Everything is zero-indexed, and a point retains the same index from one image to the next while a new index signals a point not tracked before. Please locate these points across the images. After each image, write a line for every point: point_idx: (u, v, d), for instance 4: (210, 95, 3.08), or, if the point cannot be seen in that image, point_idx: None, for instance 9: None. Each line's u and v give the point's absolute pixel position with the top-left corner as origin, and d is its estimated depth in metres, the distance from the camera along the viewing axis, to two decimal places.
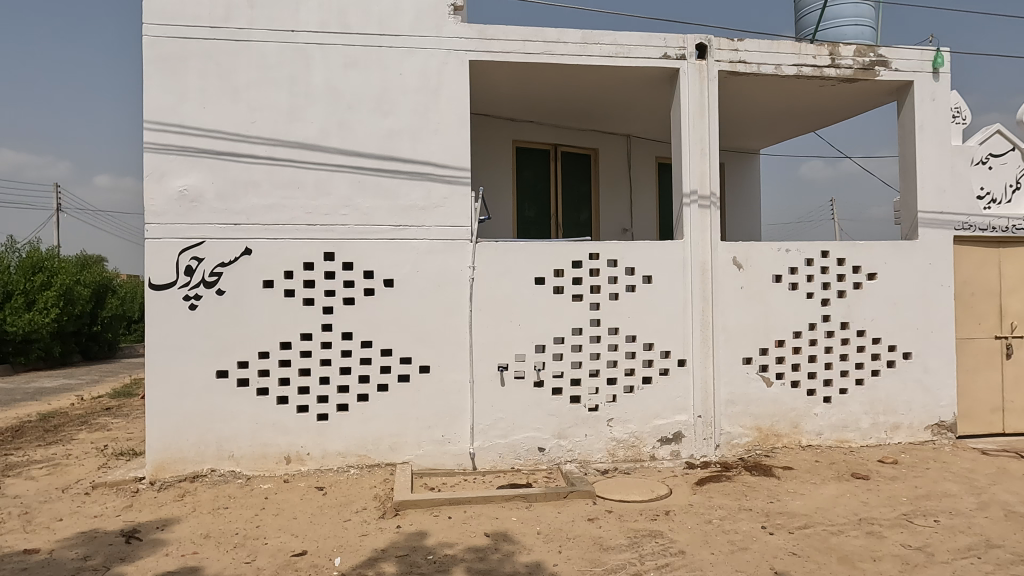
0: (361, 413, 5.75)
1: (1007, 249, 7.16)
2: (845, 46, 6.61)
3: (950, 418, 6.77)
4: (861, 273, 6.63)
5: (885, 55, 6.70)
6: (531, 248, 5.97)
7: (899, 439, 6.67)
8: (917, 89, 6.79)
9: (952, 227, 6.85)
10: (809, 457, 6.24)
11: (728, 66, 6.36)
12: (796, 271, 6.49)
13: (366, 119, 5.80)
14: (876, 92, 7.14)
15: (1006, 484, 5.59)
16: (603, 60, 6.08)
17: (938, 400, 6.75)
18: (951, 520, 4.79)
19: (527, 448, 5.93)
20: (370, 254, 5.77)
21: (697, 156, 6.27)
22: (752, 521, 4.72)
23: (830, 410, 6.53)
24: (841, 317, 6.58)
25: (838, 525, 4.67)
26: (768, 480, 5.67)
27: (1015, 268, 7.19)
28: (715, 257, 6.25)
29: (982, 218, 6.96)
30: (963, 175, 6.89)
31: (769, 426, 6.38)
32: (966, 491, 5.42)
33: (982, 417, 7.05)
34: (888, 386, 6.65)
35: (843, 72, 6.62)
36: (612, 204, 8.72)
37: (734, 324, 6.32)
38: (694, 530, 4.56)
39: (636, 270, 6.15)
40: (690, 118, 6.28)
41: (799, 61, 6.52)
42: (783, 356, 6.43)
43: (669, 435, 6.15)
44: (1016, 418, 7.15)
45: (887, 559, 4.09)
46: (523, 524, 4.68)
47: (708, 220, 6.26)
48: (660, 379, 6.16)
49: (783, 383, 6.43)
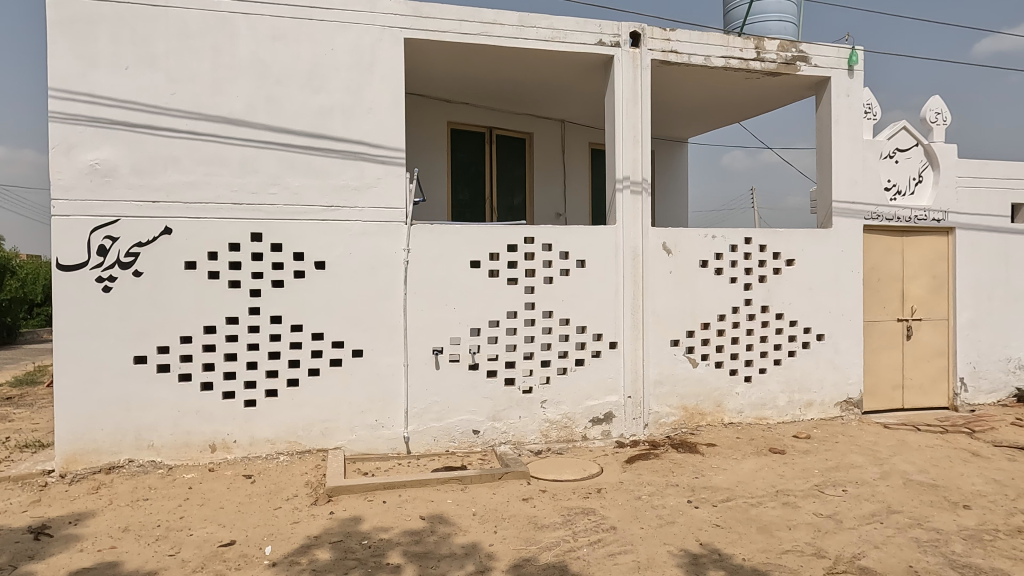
0: (291, 398, 5.59)
1: (909, 238, 7.70)
2: (770, 40, 6.87)
3: (857, 395, 7.26)
4: (780, 258, 6.97)
5: (806, 50, 7.01)
6: (466, 232, 5.94)
7: (812, 415, 7.11)
8: (834, 85, 7.16)
9: (863, 217, 7.30)
10: (731, 434, 6.56)
11: (660, 55, 6.50)
12: (721, 257, 6.76)
13: (296, 95, 5.58)
14: (797, 86, 7.48)
15: (904, 455, 6.07)
16: (539, 44, 6.08)
17: (847, 378, 7.22)
18: (857, 489, 5.16)
19: (462, 431, 5.95)
20: (301, 235, 5.59)
21: (630, 142, 6.40)
22: (678, 496, 4.92)
23: (750, 389, 6.87)
24: (761, 301, 6.91)
25: (757, 496, 4.94)
26: (693, 456, 5.93)
27: (916, 255, 7.73)
28: (646, 242, 6.42)
29: (889, 208, 7.45)
30: (873, 168, 7.33)
31: (694, 405, 6.65)
32: (870, 462, 5.85)
33: (885, 394, 7.61)
34: (802, 366, 7.05)
35: (767, 65, 6.89)
36: (546, 188, 8.79)
37: (663, 307, 6.53)
38: (624, 506, 4.71)
39: (570, 254, 6.24)
40: (624, 104, 6.38)
41: (727, 53, 6.74)
42: (708, 338, 6.70)
43: (600, 416, 6.31)
44: (914, 394, 7.75)
45: (801, 527, 4.37)
46: (459, 506, 4.70)
47: (640, 206, 6.40)
48: (592, 361, 6.30)
49: (708, 364, 6.71)
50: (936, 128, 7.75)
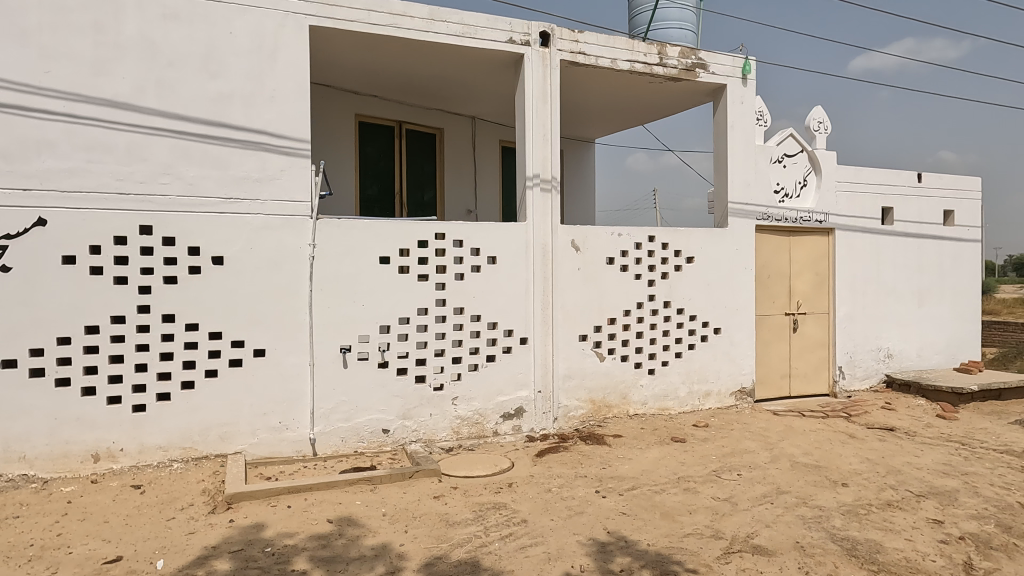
0: (186, 402, 5.26)
1: (796, 237, 8.28)
2: (671, 47, 7.17)
3: (750, 385, 7.74)
4: (681, 256, 7.30)
5: (704, 58, 7.36)
6: (375, 227, 5.81)
7: (710, 405, 7.49)
8: (729, 92, 7.57)
9: (755, 217, 7.77)
10: (635, 425, 6.80)
11: (569, 55, 6.63)
12: (627, 254, 7.00)
13: (190, 80, 5.24)
14: (696, 92, 7.85)
15: (792, 439, 6.53)
16: (450, 39, 6.03)
17: (741, 368, 7.68)
18: (750, 472, 5.49)
19: (371, 431, 5.82)
20: (196, 228, 5.26)
21: (540, 140, 6.48)
22: (586, 487, 5.05)
23: (653, 381, 7.16)
24: (664, 296, 7.21)
25: (660, 484, 5.15)
26: (600, 448, 6.11)
27: (801, 253, 8.33)
28: (555, 239, 6.53)
29: (778, 210, 7.98)
30: (764, 171, 7.83)
31: (601, 398, 6.84)
32: (761, 447, 6.24)
33: (774, 383, 8.15)
34: (701, 358, 7.42)
35: (669, 71, 7.19)
36: (456, 185, 8.75)
37: (572, 303, 6.67)
38: (535, 499, 4.78)
39: (481, 250, 6.25)
40: (534, 102, 6.46)
41: (631, 57, 6.97)
42: (614, 333, 6.91)
43: (511, 411, 6.36)
44: (800, 383, 8.34)
45: (700, 511, 4.59)
46: (368, 507, 4.59)
47: (549, 203, 6.51)
48: (503, 357, 6.34)
49: (614, 357, 6.92)
50: (819, 137, 8.38)
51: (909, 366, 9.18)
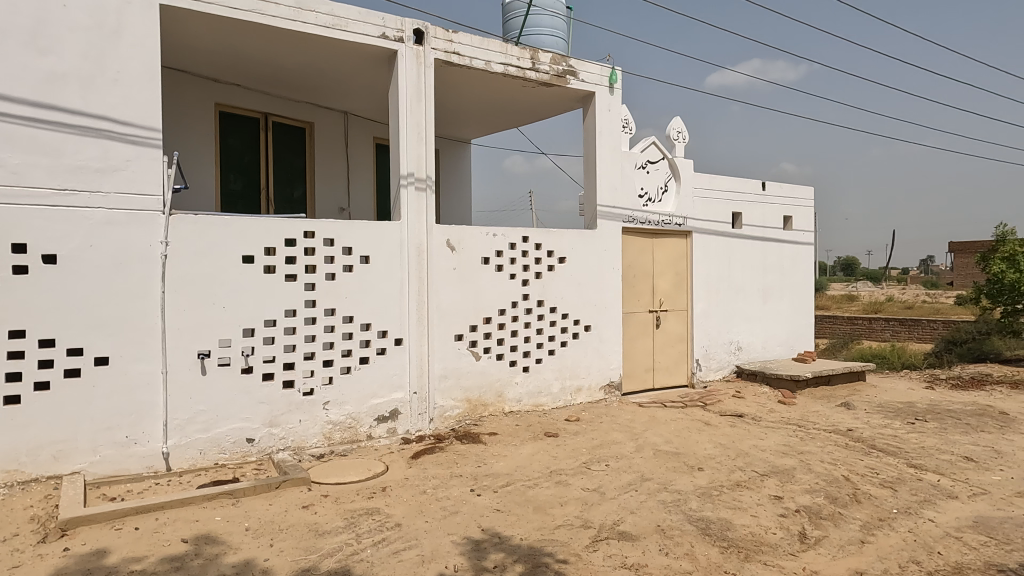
0: (11, 419, 4.65)
1: (658, 239, 8.82)
2: (543, 53, 7.37)
3: (618, 379, 8.14)
4: (554, 256, 7.53)
5: (574, 66, 7.64)
6: (237, 224, 5.46)
7: (581, 399, 7.79)
8: (598, 100, 7.91)
9: (621, 220, 8.19)
10: (510, 422, 6.92)
11: (443, 55, 6.61)
12: (502, 254, 7.10)
13: (14, 54, 4.63)
14: (567, 98, 8.13)
15: (655, 429, 6.94)
16: (319, 29, 5.81)
17: (610, 363, 8.06)
18: (617, 462, 5.77)
19: (233, 441, 5.46)
20: (23, 223, 4.67)
21: (414, 139, 6.41)
22: (461, 486, 5.06)
23: (528, 379, 7.32)
24: (537, 295, 7.40)
25: (533, 478, 5.28)
26: (476, 446, 6.15)
27: (663, 254, 8.89)
28: (430, 239, 6.50)
29: (642, 213, 8.45)
30: (629, 176, 8.27)
31: (477, 397, 6.89)
32: (628, 438, 6.58)
33: (639, 376, 8.62)
34: (573, 355, 7.70)
35: (541, 76, 7.39)
36: (328, 182, 8.44)
37: (448, 303, 6.67)
38: (409, 502, 4.72)
39: (353, 250, 6.07)
40: (408, 100, 6.37)
41: (505, 60, 7.08)
42: (490, 332, 6.99)
43: (385, 414, 6.24)
44: (663, 375, 8.89)
45: (571, 503, 4.76)
46: (229, 522, 4.31)
47: (424, 202, 6.46)
48: (377, 359, 6.20)
49: (490, 356, 7.00)
50: (677, 145, 8.99)
51: (756, 357, 10.09)
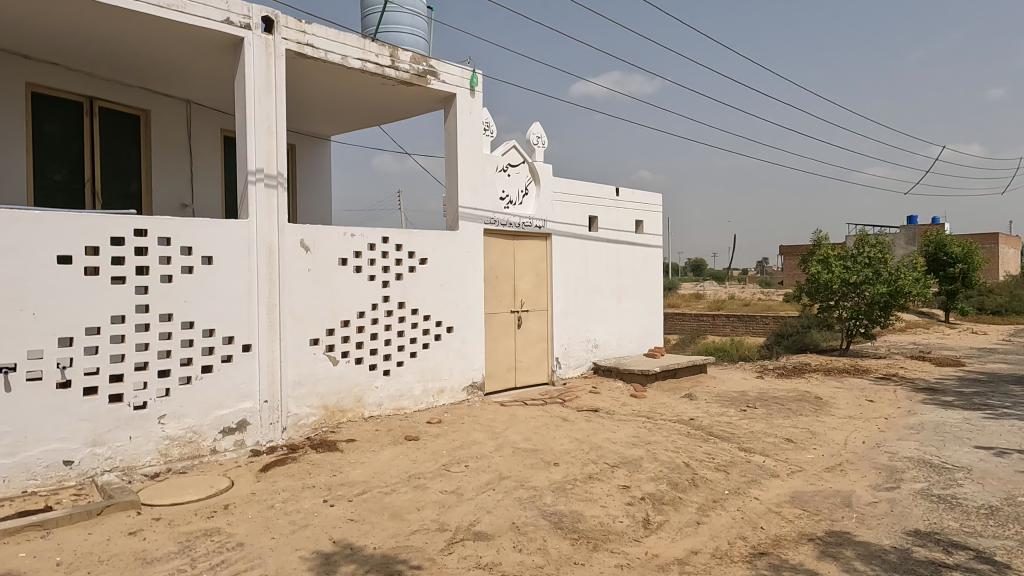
0: None
1: (519, 241, 9.01)
2: (403, 51, 7.26)
3: (480, 379, 8.22)
4: (415, 257, 7.45)
5: (435, 66, 7.60)
6: (51, 220, 4.82)
7: (444, 401, 7.77)
8: (459, 102, 7.93)
9: (483, 221, 8.28)
10: (370, 427, 6.74)
11: (296, 46, 6.31)
12: (360, 255, 6.91)
13: None
14: (429, 98, 8.07)
15: (515, 427, 7.07)
16: (152, 9, 5.30)
17: (472, 364, 8.11)
18: (476, 463, 5.81)
19: (47, 465, 4.82)
20: None
21: (263, 133, 6.05)
22: (314, 497, 4.85)
23: (389, 382, 7.18)
24: (398, 297, 7.28)
25: (390, 485, 5.17)
26: (331, 455, 5.92)
27: (524, 256, 9.09)
28: (282, 239, 6.17)
29: (503, 215, 8.60)
30: (490, 179, 8.38)
31: (334, 403, 6.64)
32: (488, 437, 6.65)
33: (501, 375, 8.75)
34: (435, 356, 7.66)
35: (401, 75, 7.27)
36: (167, 175, 7.75)
37: (302, 306, 6.37)
38: (255, 519, 4.43)
39: (194, 250, 5.60)
40: (256, 91, 6.00)
41: (363, 56, 6.89)
42: (348, 335, 6.78)
43: (232, 425, 5.82)
44: (524, 374, 9.09)
45: (427, 507, 4.72)
46: (37, 559, 3.80)
47: (275, 200, 6.11)
48: (222, 367, 5.78)
49: (348, 361, 6.78)
50: (537, 150, 9.26)
51: (611, 354, 10.62)
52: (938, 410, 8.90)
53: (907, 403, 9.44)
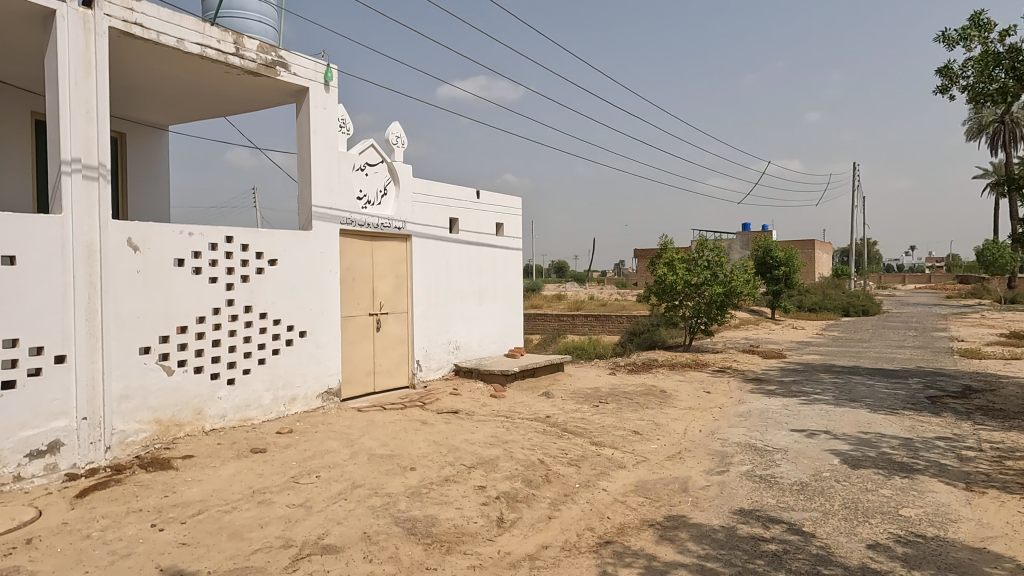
0: None
1: (378, 242, 8.81)
2: (248, 39, 6.82)
3: (336, 385, 7.92)
4: (263, 258, 7.02)
5: (285, 57, 7.22)
6: None
7: (296, 409, 7.38)
8: (312, 96, 7.60)
9: (338, 221, 7.99)
10: (211, 441, 6.23)
11: (122, 24, 5.70)
12: (200, 255, 6.39)
13: None
14: (279, 91, 7.65)
15: (371, 433, 6.88)
16: None
17: (327, 370, 7.80)
18: (328, 472, 5.58)
19: None
20: None
21: (80, 118, 5.40)
22: (139, 523, 4.39)
23: (234, 392, 6.70)
24: (244, 301, 6.82)
25: (231, 502, 4.82)
26: (164, 474, 5.40)
27: (383, 257, 8.91)
28: (104, 237, 5.54)
29: (360, 216, 8.36)
30: (347, 178, 8.12)
31: (169, 417, 6.07)
32: (343, 445, 6.41)
33: (359, 380, 8.49)
34: (286, 363, 7.27)
35: (247, 64, 6.82)
36: None
37: (129, 312, 5.76)
38: (65, 552, 3.92)
39: None
40: (72, 71, 5.33)
41: (202, 41, 6.38)
42: (185, 343, 6.23)
43: (41, 448, 5.05)
44: (383, 378, 8.89)
45: (272, 523, 4.45)
46: None
47: (95, 194, 5.47)
48: (29, 381, 5.01)
49: (185, 370, 6.23)
50: (397, 150, 9.11)
51: (472, 355, 10.70)
52: (763, 398, 9.90)
53: (738, 393, 10.41)
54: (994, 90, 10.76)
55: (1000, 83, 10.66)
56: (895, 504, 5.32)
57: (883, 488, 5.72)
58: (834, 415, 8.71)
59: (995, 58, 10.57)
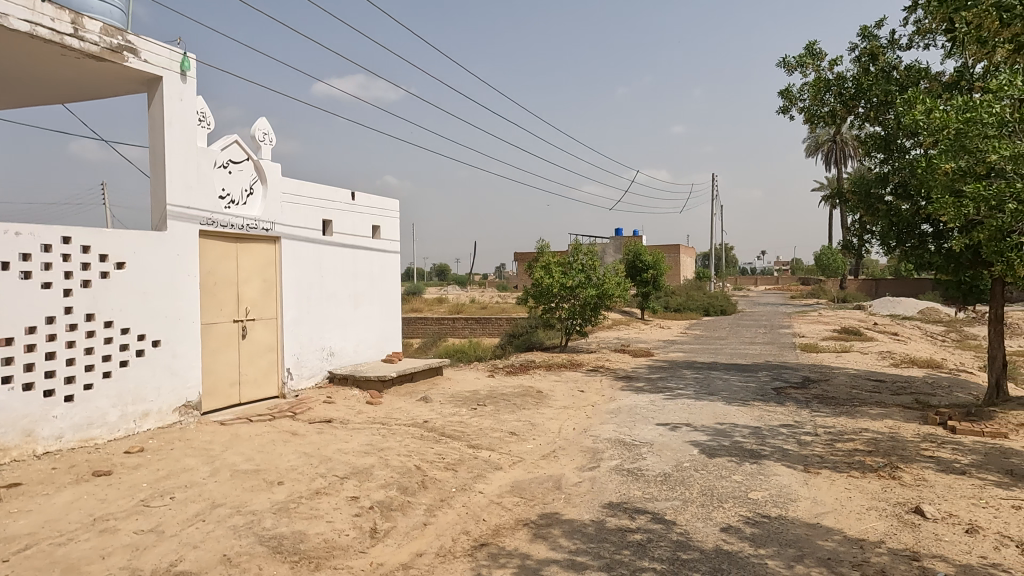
0: None
1: (243, 244, 8.31)
2: (89, 20, 6.18)
3: (195, 398, 7.35)
4: (109, 261, 6.38)
5: (134, 42, 6.62)
6: None
7: (149, 426, 6.76)
8: (166, 86, 7.02)
9: (198, 222, 7.45)
10: (45, 466, 5.53)
11: None
12: (30, 258, 5.67)
13: None
14: (127, 79, 7.00)
15: (235, 447, 6.45)
16: None
17: (185, 382, 7.22)
18: (185, 493, 5.16)
19: None
20: None
21: None
22: None
23: (73, 410, 6.00)
24: (85, 308, 6.15)
25: (67, 533, 4.32)
26: None
27: (249, 260, 8.41)
28: None
29: (223, 216, 7.84)
30: (207, 175, 7.58)
31: None
32: (202, 462, 5.95)
33: (222, 392, 7.94)
34: (136, 375, 6.64)
35: (87, 47, 6.17)
36: None
37: None
38: None
39: None
40: None
41: (32, 18, 5.68)
42: (12, 357, 5.49)
43: None
44: (250, 389, 8.37)
45: (116, 553, 4.04)
46: None
47: None
48: None
49: (12, 388, 5.49)
50: (264, 147, 8.65)
51: (348, 361, 10.37)
52: (632, 395, 10.43)
53: (609, 390, 10.90)
54: (825, 112, 12.09)
55: (829, 107, 12.01)
56: (745, 488, 5.80)
57: (735, 474, 6.22)
58: (694, 408, 9.35)
59: (826, 84, 11.88)
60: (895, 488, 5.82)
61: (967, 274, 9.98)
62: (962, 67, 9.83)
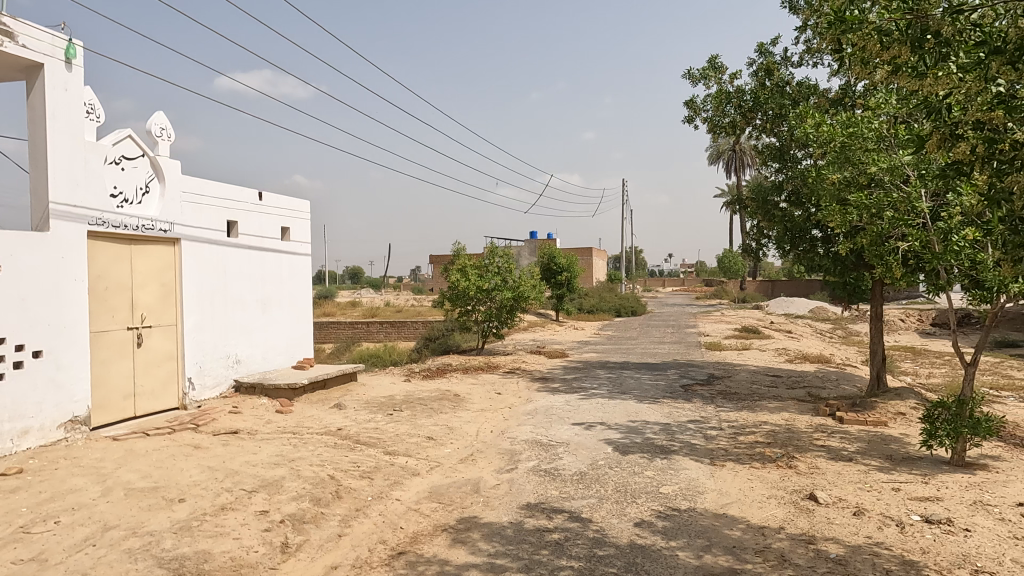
0: None
1: (138, 246, 7.78)
2: None
3: (83, 413, 6.78)
4: None
5: (10, 25, 6.03)
6: None
7: (29, 445, 6.16)
8: (49, 74, 6.45)
9: (86, 222, 6.90)
10: None
11: None
12: None
13: None
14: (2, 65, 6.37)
15: (130, 464, 6.00)
16: None
17: (72, 395, 6.64)
18: (72, 516, 4.75)
19: None
20: None
21: None
22: None
23: None
24: None
25: None
26: None
27: (144, 264, 7.87)
28: None
29: (115, 216, 7.30)
30: (96, 172, 7.04)
31: None
32: (92, 482, 5.49)
33: (115, 405, 7.37)
34: (13, 390, 6.04)
35: None
36: None
37: None
38: None
39: None
40: None
41: None
42: None
43: None
44: (146, 401, 7.82)
45: None
46: None
47: None
48: None
49: None
50: (161, 143, 8.13)
51: (256, 369, 9.92)
52: (548, 395, 10.59)
53: (526, 392, 11.00)
54: (726, 123, 12.75)
55: (730, 118, 12.67)
56: (657, 483, 6.02)
57: (647, 470, 6.43)
58: (608, 407, 9.61)
59: (727, 97, 12.54)
60: (791, 477, 6.21)
61: (851, 276, 10.81)
62: (846, 85, 10.66)
